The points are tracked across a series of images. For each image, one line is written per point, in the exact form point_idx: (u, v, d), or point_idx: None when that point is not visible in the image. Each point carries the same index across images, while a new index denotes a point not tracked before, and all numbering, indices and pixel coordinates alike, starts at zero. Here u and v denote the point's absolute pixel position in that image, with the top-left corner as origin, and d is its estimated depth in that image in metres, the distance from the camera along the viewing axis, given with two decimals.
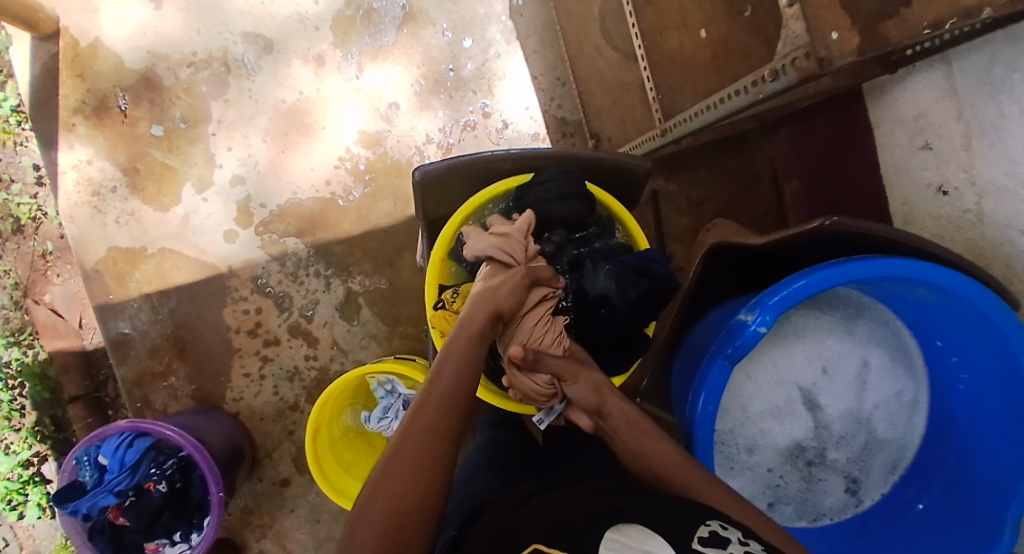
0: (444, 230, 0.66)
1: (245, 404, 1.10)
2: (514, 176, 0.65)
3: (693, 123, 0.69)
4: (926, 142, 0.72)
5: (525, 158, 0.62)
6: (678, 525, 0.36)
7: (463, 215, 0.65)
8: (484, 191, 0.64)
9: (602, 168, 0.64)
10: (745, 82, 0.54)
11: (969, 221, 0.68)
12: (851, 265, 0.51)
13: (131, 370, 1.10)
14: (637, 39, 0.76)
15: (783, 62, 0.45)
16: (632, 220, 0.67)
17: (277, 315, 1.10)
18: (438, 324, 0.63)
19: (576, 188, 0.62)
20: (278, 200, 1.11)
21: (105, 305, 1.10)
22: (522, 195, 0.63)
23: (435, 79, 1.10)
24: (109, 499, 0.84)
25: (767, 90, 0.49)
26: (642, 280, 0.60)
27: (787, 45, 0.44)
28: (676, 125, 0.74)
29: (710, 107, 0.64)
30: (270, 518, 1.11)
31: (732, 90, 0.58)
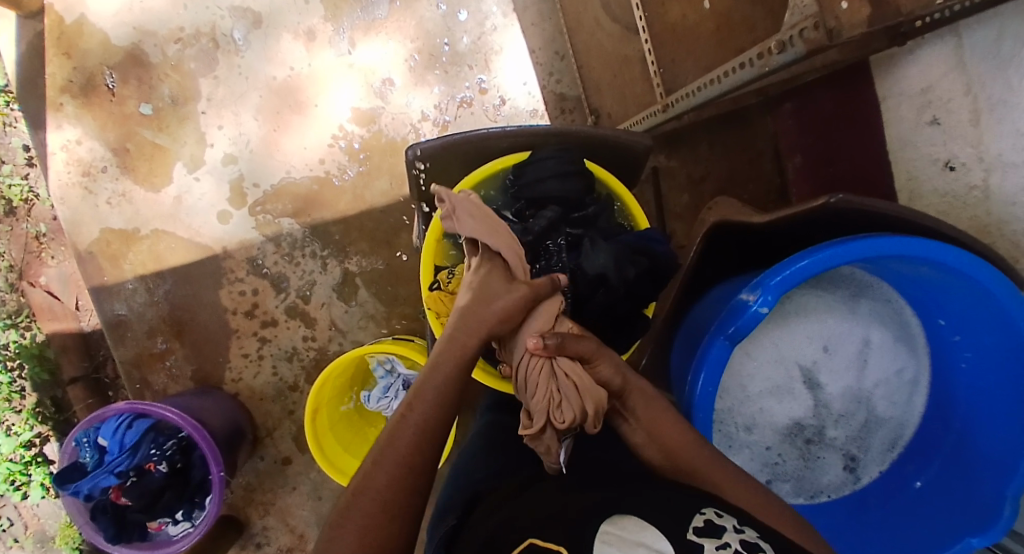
0: (439, 210, 0.64)
1: (245, 384, 1.11)
2: (511, 155, 0.63)
3: (696, 97, 0.68)
4: (933, 118, 0.70)
5: (522, 135, 0.60)
6: (673, 516, 0.35)
7: (458, 195, 0.63)
8: (480, 170, 0.62)
9: (601, 145, 0.63)
10: (750, 54, 0.53)
11: (974, 199, 0.67)
12: (855, 244, 0.50)
13: (129, 351, 1.10)
14: (639, 12, 0.75)
15: (790, 33, 0.44)
16: (632, 199, 0.65)
17: (274, 296, 1.10)
18: (434, 306, 0.63)
19: (575, 166, 0.61)
20: (272, 179, 1.09)
21: (101, 287, 1.10)
22: (519, 174, 0.61)
23: (430, 54, 1.07)
24: (110, 480, 0.84)
25: (773, 63, 0.48)
26: (642, 259, 0.60)
27: (795, 16, 0.43)
28: (679, 100, 0.73)
29: (714, 81, 0.63)
30: (273, 496, 1.13)
31: (737, 64, 0.57)
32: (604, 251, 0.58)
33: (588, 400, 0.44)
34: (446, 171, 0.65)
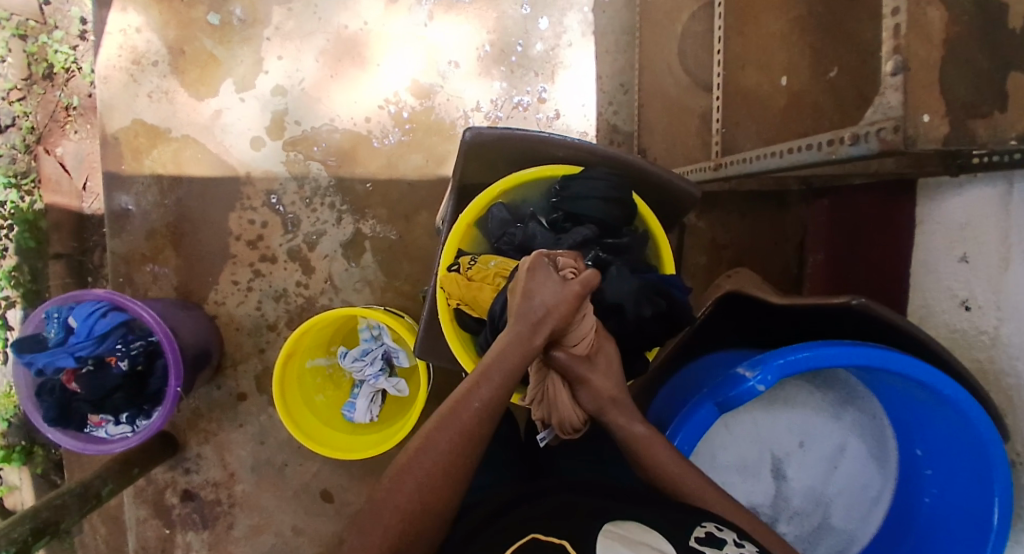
0: (478, 197, 0.64)
1: (225, 310, 1.09)
2: (563, 164, 0.63)
3: (751, 166, 0.66)
4: (963, 254, 0.71)
5: (579, 149, 0.60)
6: (675, 526, 0.41)
7: (501, 188, 0.63)
8: (528, 171, 0.63)
9: (651, 182, 0.63)
10: (818, 139, 0.52)
11: (981, 342, 0.68)
12: (863, 349, 0.50)
13: (122, 246, 1.08)
14: (717, 67, 0.72)
15: (867, 129, 0.42)
16: (664, 240, 0.66)
17: (280, 234, 1.09)
18: (445, 286, 0.61)
19: (621, 194, 0.60)
20: (314, 123, 1.09)
21: (115, 174, 1.08)
22: (564, 186, 0.61)
23: (501, 49, 1.08)
24: (67, 362, 0.83)
25: (843, 153, 0.47)
26: (661, 302, 0.59)
27: (876, 114, 0.41)
28: (732, 163, 0.70)
29: (773, 154, 0.62)
30: (217, 427, 1.11)
31: (800, 144, 0.56)
32: (625, 277, 0.57)
33: (561, 417, 0.52)
34: (494, 159, 0.64)
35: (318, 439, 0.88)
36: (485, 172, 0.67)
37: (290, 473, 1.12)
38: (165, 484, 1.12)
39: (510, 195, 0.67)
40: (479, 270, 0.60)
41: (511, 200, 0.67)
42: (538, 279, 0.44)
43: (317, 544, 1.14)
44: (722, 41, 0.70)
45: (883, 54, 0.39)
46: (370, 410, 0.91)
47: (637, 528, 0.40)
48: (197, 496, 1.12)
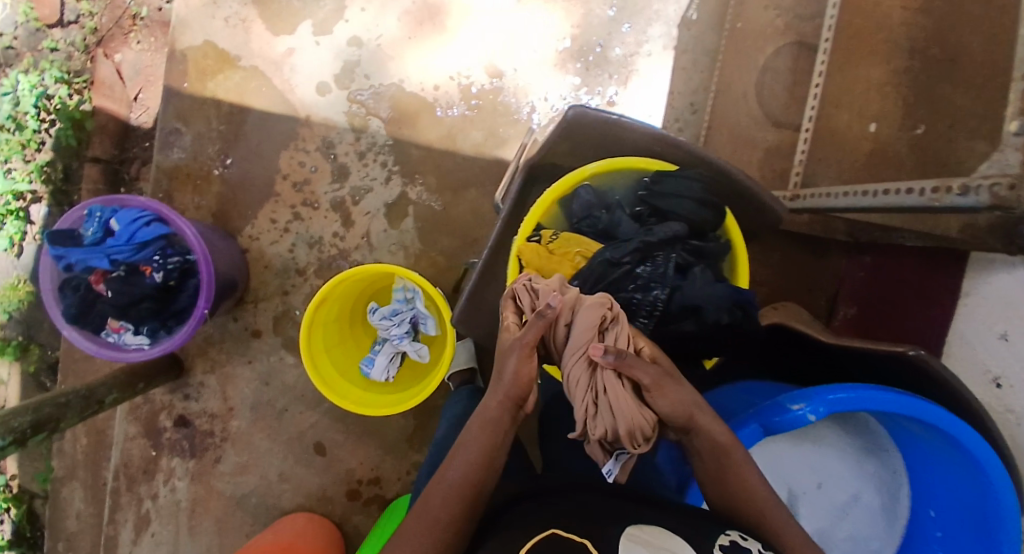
0: (568, 175, 0.61)
1: (257, 246, 1.09)
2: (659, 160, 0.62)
3: (835, 201, 0.67)
4: (1004, 332, 0.71)
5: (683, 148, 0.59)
6: (699, 533, 0.42)
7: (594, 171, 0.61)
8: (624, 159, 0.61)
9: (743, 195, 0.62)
10: (924, 183, 0.52)
11: (1007, 420, 0.70)
12: (912, 401, 0.51)
13: (170, 162, 1.08)
14: (813, 101, 0.77)
15: (978, 182, 0.44)
16: (744, 254, 0.62)
17: (327, 182, 1.08)
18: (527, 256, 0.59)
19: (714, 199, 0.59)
20: (383, 80, 1.08)
21: (176, 90, 1.08)
22: (658, 181, 0.60)
23: (581, 45, 1.05)
24: (101, 263, 0.83)
25: (948, 202, 0.47)
26: (739, 313, 0.57)
27: (991, 168, 0.45)
28: (812, 196, 0.74)
29: (864, 194, 0.62)
30: (226, 359, 1.11)
31: (901, 186, 0.56)
32: (706, 282, 0.57)
33: (635, 423, 0.48)
34: (582, 137, 0.63)
35: (336, 388, 0.87)
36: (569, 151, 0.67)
37: (288, 419, 1.12)
38: (162, 406, 1.12)
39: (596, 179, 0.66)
40: (560, 245, 0.60)
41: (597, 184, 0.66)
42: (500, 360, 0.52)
43: (300, 494, 1.13)
44: (821, 80, 0.76)
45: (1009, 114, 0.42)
46: (387, 370, 0.91)
47: (662, 533, 0.40)
48: (191, 424, 1.12)
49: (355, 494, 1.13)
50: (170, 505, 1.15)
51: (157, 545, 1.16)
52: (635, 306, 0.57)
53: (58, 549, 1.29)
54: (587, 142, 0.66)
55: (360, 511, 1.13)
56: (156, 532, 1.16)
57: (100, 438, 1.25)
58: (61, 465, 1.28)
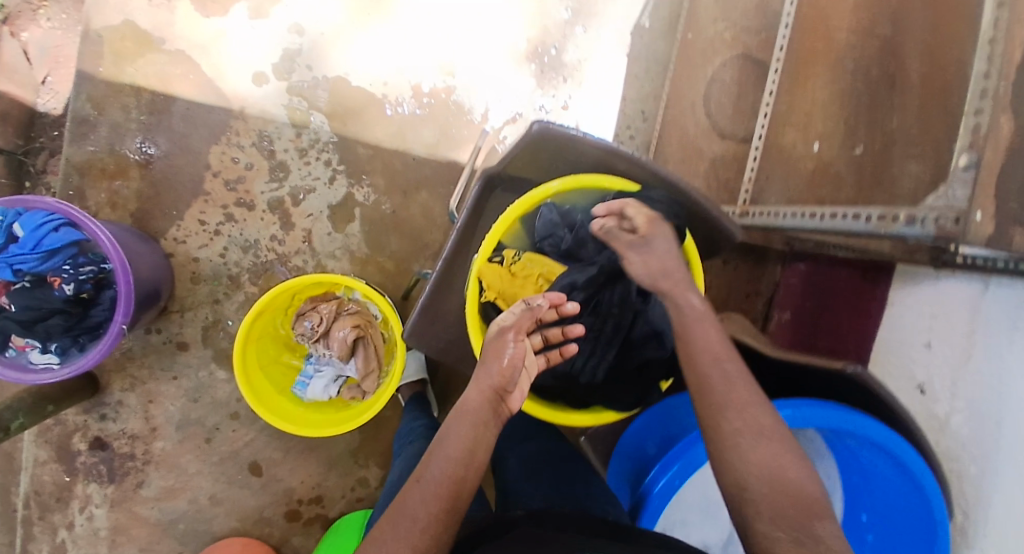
0: (531, 193, 0.60)
1: (184, 251, 0.99)
2: (622, 180, 0.62)
3: (784, 221, 0.73)
4: (928, 341, 0.77)
5: (642, 167, 0.57)
6: None
7: (558, 188, 0.60)
8: (581, 180, 0.60)
9: (700, 221, 0.61)
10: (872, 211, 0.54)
11: (933, 425, 0.74)
12: (844, 416, 0.56)
13: (80, 155, 0.96)
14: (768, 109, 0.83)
15: (926, 213, 0.45)
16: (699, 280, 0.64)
17: (265, 180, 1.00)
18: (488, 276, 0.64)
19: (674, 222, 0.58)
20: (327, 72, 1.01)
21: (90, 75, 0.96)
22: (619, 200, 0.60)
23: (538, 48, 1.05)
24: (2, 275, 0.71)
25: (893, 231, 0.49)
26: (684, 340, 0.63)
27: (938, 202, 0.44)
28: (759, 215, 0.81)
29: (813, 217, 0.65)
30: (148, 374, 1.01)
31: (852, 212, 0.58)
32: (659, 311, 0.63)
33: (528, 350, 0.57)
34: (545, 148, 0.57)
35: (269, 403, 0.82)
36: (534, 165, 0.64)
37: (219, 438, 1.03)
38: (75, 428, 1.01)
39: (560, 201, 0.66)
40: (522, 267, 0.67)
41: (562, 203, 0.67)
42: (492, 350, 0.56)
43: (236, 517, 1.05)
44: (774, 95, 0.80)
45: (958, 149, 0.41)
46: (328, 388, 0.87)
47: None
48: (108, 447, 1.01)
49: (294, 515, 1.06)
50: (89, 534, 1.02)
51: None
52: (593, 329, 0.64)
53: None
54: (543, 167, 0.65)
55: (299, 533, 1.06)
56: None
57: (8, 461, 1.02)
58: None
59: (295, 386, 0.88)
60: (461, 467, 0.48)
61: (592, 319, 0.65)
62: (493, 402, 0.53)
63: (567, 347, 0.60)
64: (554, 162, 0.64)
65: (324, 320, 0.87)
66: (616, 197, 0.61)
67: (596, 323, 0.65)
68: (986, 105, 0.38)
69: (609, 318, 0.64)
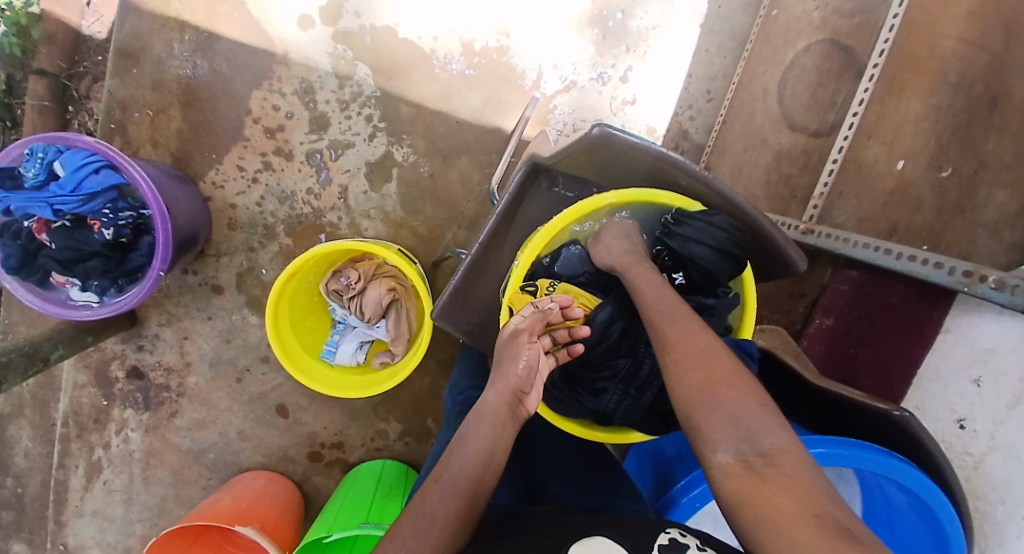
0: (582, 202, 0.57)
1: (221, 196, 0.99)
2: (685, 198, 0.57)
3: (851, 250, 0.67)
4: (977, 377, 0.72)
5: (709, 189, 0.53)
6: (639, 536, 0.38)
7: (612, 200, 0.56)
8: (639, 193, 0.56)
9: (764, 250, 0.56)
10: (953, 262, 0.51)
11: (965, 461, 0.71)
12: (883, 461, 0.53)
13: (123, 88, 0.95)
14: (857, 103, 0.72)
15: (1012, 278, 0.44)
16: (752, 309, 0.60)
17: (304, 131, 0.98)
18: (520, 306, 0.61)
19: (739, 252, 0.54)
20: (375, 20, 0.96)
21: (135, 5, 0.93)
22: (680, 221, 0.56)
23: (601, 12, 0.97)
24: (44, 214, 0.73)
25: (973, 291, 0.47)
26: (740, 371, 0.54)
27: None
28: (823, 235, 0.72)
29: (885, 252, 0.62)
30: (183, 312, 1.04)
31: (928, 259, 0.55)
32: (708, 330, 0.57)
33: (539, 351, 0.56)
34: (603, 152, 0.53)
35: (302, 363, 0.85)
36: (588, 167, 0.59)
37: (249, 379, 1.08)
38: (113, 356, 1.06)
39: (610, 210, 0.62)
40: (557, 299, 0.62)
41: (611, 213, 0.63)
42: (507, 353, 0.55)
43: (260, 453, 1.11)
44: (862, 106, 0.69)
45: None
46: (357, 353, 0.89)
47: (604, 547, 0.37)
48: (145, 377, 1.07)
49: (316, 457, 1.11)
50: (124, 454, 1.10)
51: (110, 492, 1.11)
52: (632, 376, 0.60)
53: (8, 482, 1.11)
54: (597, 171, 0.61)
55: (321, 473, 1.11)
56: (110, 479, 1.11)
57: (50, 377, 1.08)
58: (5, 401, 1.09)
59: (323, 352, 0.90)
60: (480, 467, 0.49)
61: (626, 358, 0.62)
62: (512, 404, 0.54)
63: (575, 347, 0.59)
64: (608, 169, 0.60)
65: (361, 278, 0.89)
66: (677, 215, 0.57)
67: (629, 362, 0.61)
68: None
69: (647, 358, 0.60)
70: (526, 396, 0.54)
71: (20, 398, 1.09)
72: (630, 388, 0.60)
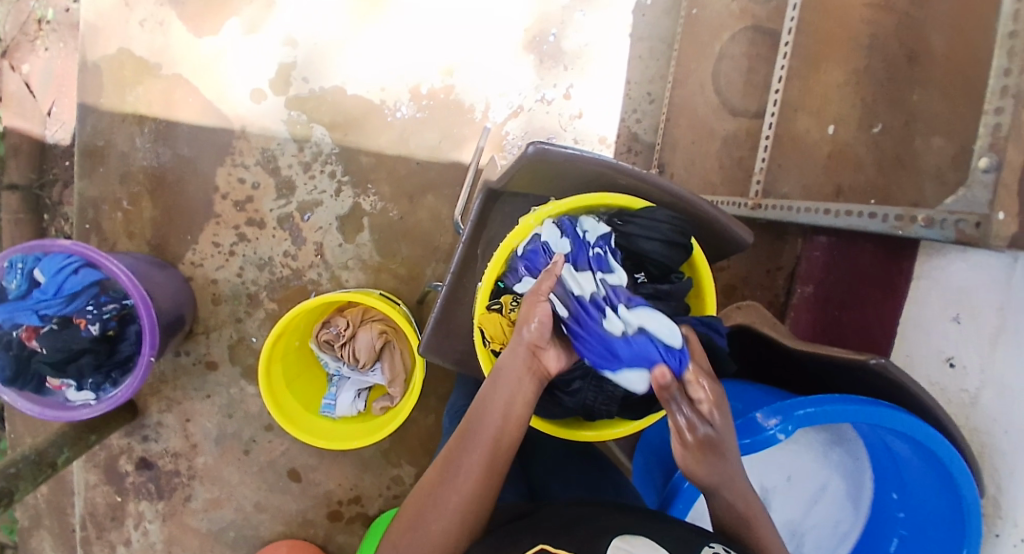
0: (531, 217, 0.59)
1: (202, 273, 1.01)
2: (627, 199, 0.59)
3: (797, 216, 0.72)
4: (956, 316, 0.74)
5: (646, 185, 0.55)
6: (680, 543, 0.39)
7: (558, 210, 0.58)
8: (583, 199, 0.58)
9: (711, 231, 0.58)
10: (887, 211, 0.56)
11: (961, 400, 0.72)
12: (874, 410, 0.53)
13: (93, 188, 0.98)
14: (778, 84, 0.76)
15: (943, 215, 0.46)
16: (711, 288, 0.61)
17: (272, 198, 1.01)
18: (489, 327, 0.59)
19: (685, 240, 0.56)
20: (323, 82, 1.00)
21: (93, 107, 0.97)
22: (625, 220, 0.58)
23: (534, 37, 1.02)
24: (29, 320, 0.75)
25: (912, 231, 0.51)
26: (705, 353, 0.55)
27: (957, 204, 0.44)
28: (773, 208, 0.77)
29: (826, 212, 0.67)
30: (182, 394, 1.05)
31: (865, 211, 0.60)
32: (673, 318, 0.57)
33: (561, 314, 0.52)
34: (542, 168, 0.56)
35: (300, 423, 0.85)
36: (533, 183, 0.62)
37: (256, 449, 1.07)
38: (120, 450, 1.06)
39: None
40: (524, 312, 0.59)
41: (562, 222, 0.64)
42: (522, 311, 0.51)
43: (279, 522, 1.10)
44: (783, 82, 0.75)
45: (979, 149, 0.41)
46: (355, 403, 0.90)
47: (649, 546, 0.37)
48: (154, 466, 1.07)
49: (336, 515, 1.10)
50: (144, 548, 1.09)
51: None
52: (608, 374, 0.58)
53: None
54: (543, 186, 0.63)
55: (343, 531, 1.10)
56: None
57: (61, 483, 1.07)
58: (20, 514, 1.08)
59: (322, 408, 0.90)
60: None
61: None
62: (527, 361, 0.50)
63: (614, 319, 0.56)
64: (552, 182, 0.62)
65: (350, 325, 0.90)
66: (622, 215, 0.59)
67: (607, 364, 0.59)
68: (1007, 104, 0.39)
69: None
70: (546, 354, 0.51)
71: (34, 510, 1.08)
72: (602, 385, 0.56)
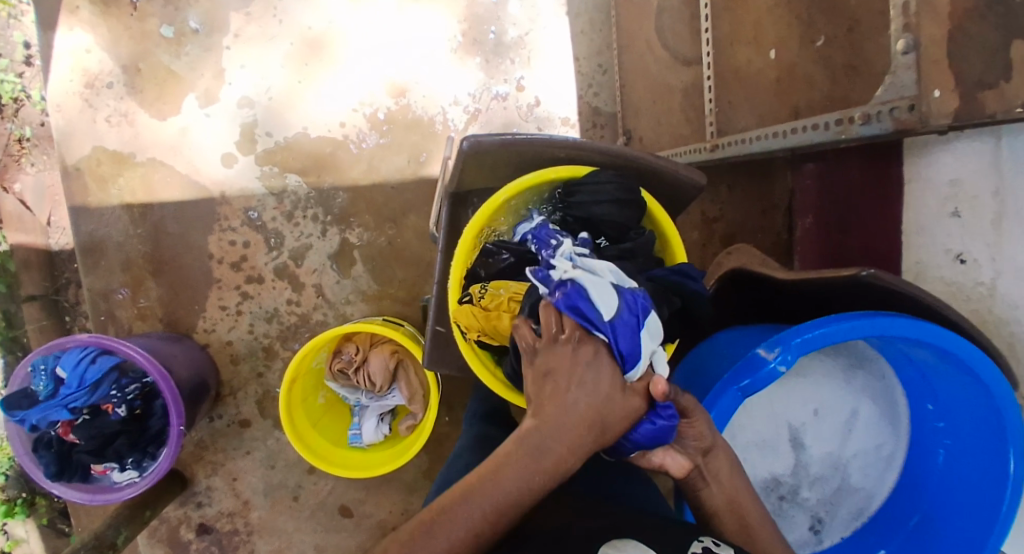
0: (483, 209, 0.59)
1: (216, 337, 1.06)
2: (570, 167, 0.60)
3: (751, 146, 0.73)
4: (955, 210, 0.70)
5: (583, 151, 0.56)
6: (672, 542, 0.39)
7: (507, 196, 0.59)
8: (530, 178, 0.58)
9: (658, 179, 0.60)
10: (828, 118, 0.58)
11: (977, 293, 0.68)
12: (877, 320, 0.48)
13: (98, 281, 1.04)
14: (705, 23, 0.76)
15: (879, 107, 0.46)
16: (675, 236, 0.62)
17: (264, 252, 1.04)
18: (462, 320, 0.59)
19: (634, 196, 0.57)
20: (287, 132, 1.03)
21: (83, 207, 1.03)
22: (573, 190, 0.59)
23: (474, 40, 1.03)
24: (61, 415, 0.79)
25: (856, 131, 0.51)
26: (677, 300, 0.57)
27: (889, 93, 0.44)
28: (730, 144, 0.76)
29: (777, 135, 0.68)
30: (224, 456, 1.09)
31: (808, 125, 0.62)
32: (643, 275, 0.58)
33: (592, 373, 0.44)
34: (480, 160, 0.57)
35: (332, 460, 0.88)
36: (481, 176, 0.63)
37: (305, 494, 1.11)
38: (179, 521, 1.10)
39: (515, 206, 0.65)
40: (494, 297, 0.58)
41: (518, 206, 0.65)
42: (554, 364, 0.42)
43: None
44: (710, 21, 0.75)
45: (892, 33, 0.42)
46: (379, 428, 0.92)
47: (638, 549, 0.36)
48: (213, 529, 1.11)
49: None
50: None
51: None
52: None
53: None
54: (493, 176, 0.64)
55: None
56: None
57: None
58: None
59: (350, 439, 0.93)
60: None
61: None
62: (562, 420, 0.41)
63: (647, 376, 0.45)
64: (500, 171, 0.63)
65: (360, 351, 0.92)
66: (569, 186, 0.60)
67: None
68: None
69: None
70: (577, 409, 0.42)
71: None
72: None
